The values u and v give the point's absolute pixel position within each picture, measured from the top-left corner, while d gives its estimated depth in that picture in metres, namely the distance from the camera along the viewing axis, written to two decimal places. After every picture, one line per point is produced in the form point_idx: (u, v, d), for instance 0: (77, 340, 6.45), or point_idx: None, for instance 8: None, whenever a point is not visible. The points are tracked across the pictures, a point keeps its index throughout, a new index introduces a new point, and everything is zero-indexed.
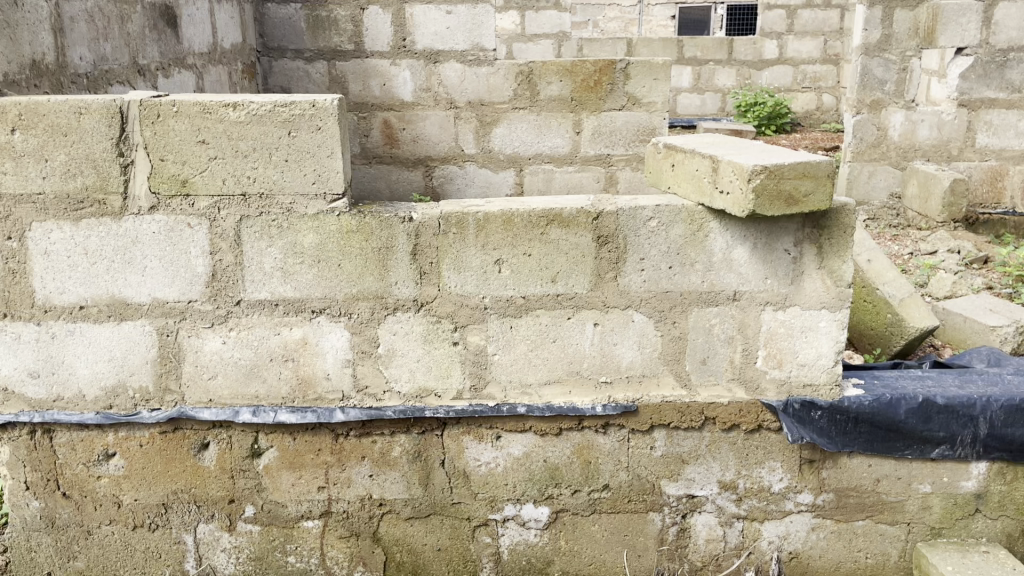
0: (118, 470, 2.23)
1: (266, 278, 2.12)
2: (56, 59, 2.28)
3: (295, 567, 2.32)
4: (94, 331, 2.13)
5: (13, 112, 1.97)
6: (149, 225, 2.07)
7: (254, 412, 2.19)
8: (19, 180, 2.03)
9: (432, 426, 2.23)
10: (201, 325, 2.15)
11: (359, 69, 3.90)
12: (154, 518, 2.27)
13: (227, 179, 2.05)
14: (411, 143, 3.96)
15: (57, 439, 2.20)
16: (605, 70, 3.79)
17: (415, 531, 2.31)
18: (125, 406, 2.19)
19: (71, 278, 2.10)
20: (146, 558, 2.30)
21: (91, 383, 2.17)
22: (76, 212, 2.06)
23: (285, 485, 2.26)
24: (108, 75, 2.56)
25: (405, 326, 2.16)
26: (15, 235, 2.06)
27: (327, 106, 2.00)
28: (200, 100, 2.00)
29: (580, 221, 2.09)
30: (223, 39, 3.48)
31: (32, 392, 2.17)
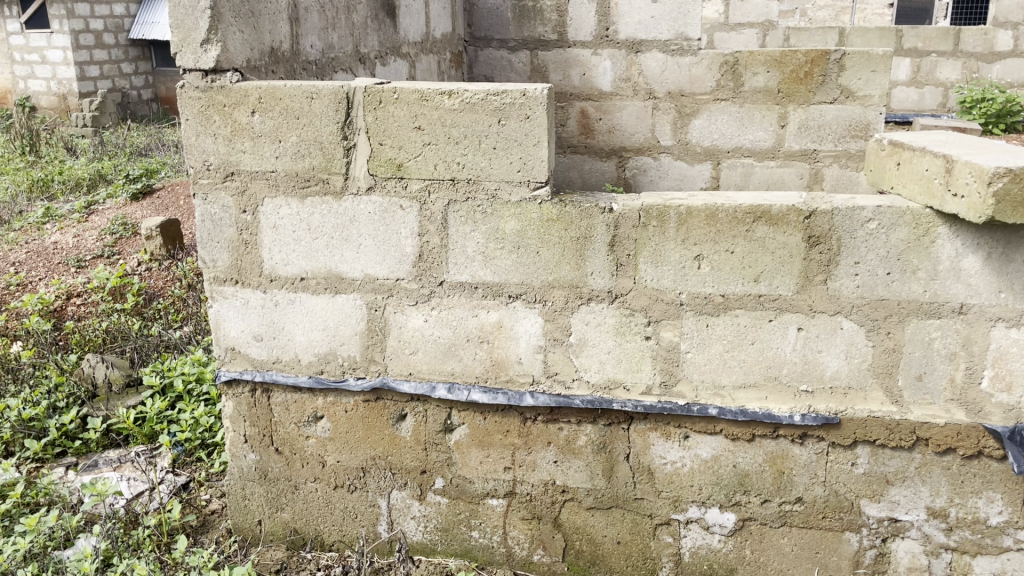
0: (324, 432, 2.40)
1: (467, 261, 2.19)
2: (291, 47, 2.47)
3: (477, 543, 2.39)
4: (311, 301, 2.30)
5: (254, 96, 2.16)
6: (366, 205, 2.20)
7: (449, 389, 2.27)
8: (256, 159, 2.22)
9: (619, 418, 2.21)
10: (406, 302, 2.25)
11: (561, 59, 3.94)
12: (353, 480, 2.42)
13: (438, 165, 2.13)
14: (606, 133, 3.95)
15: (273, 398, 2.40)
16: (818, 61, 3.61)
17: (596, 522, 2.31)
18: (334, 372, 2.34)
19: (294, 252, 2.27)
20: (344, 517, 2.45)
21: (306, 349, 2.34)
22: (303, 190, 2.22)
23: (473, 461, 2.33)
24: (334, 62, 2.73)
25: (599, 317, 2.16)
26: (249, 209, 2.25)
27: (538, 95, 2.03)
28: (419, 87, 2.09)
29: (791, 219, 1.99)
30: (435, 29, 3.62)
31: (255, 353, 2.37)
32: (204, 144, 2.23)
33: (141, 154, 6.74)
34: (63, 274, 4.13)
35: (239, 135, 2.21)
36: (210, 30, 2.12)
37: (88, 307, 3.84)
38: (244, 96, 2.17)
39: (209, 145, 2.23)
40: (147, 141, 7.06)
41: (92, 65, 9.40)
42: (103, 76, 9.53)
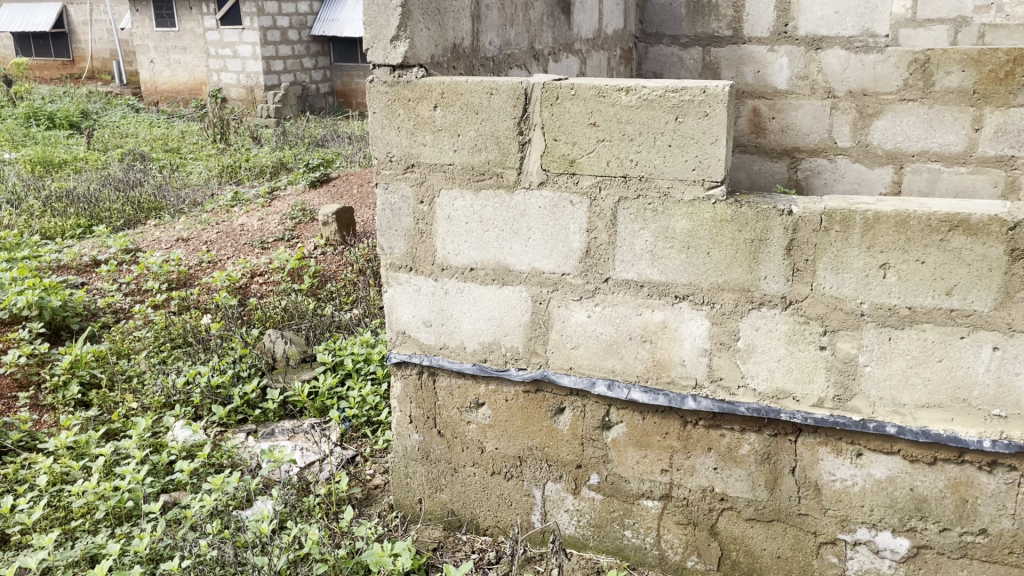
0: (485, 418, 2.45)
1: (635, 259, 2.17)
2: (472, 43, 2.54)
3: (630, 542, 2.38)
4: (479, 291, 2.36)
5: (437, 91, 2.24)
6: (537, 199, 2.23)
7: (609, 386, 2.27)
8: (435, 152, 2.30)
9: (787, 430, 2.14)
10: (570, 297, 2.27)
11: (735, 56, 3.81)
12: (510, 468, 2.46)
13: (611, 161, 2.13)
14: (779, 133, 3.81)
15: (439, 382, 2.48)
16: (1021, 60, 3.32)
17: (756, 533, 2.24)
18: (496, 362, 2.39)
19: (466, 243, 2.33)
20: (499, 504, 2.51)
21: (472, 337, 2.40)
22: (477, 183, 2.28)
23: (630, 461, 2.32)
24: (510, 59, 2.79)
25: (770, 323, 2.09)
26: (426, 199, 2.34)
27: (718, 92, 1.99)
28: (596, 84, 2.09)
29: (992, 230, 1.84)
30: (608, 25, 3.62)
31: (424, 337, 2.46)
32: (388, 136, 2.34)
33: (318, 144, 7.14)
34: (248, 254, 4.45)
35: (421, 128, 2.30)
36: (400, 27, 2.22)
37: (270, 286, 4.12)
38: (427, 91, 2.25)
39: (392, 137, 2.33)
40: (324, 133, 7.47)
41: (277, 60, 10.04)
42: (286, 70, 10.15)
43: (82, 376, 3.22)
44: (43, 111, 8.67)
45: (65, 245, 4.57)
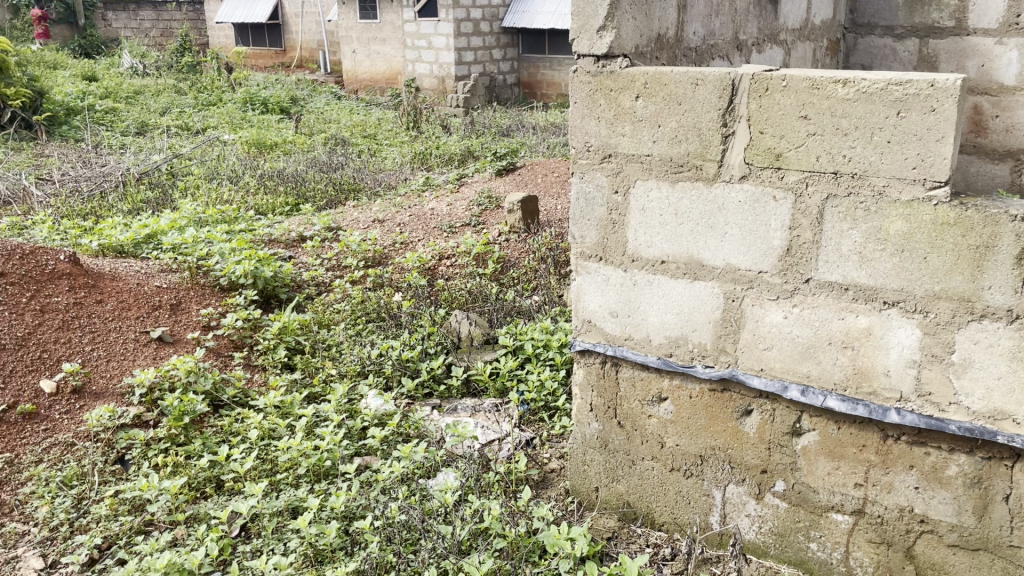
0: (668, 413, 2.43)
1: (841, 261, 2.07)
2: (676, 33, 2.50)
3: (815, 555, 2.29)
4: (669, 285, 2.32)
5: (641, 81, 2.22)
6: (737, 194, 2.16)
7: (803, 391, 2.18)
8: (634, 142, 2.29)
9: (1003, 454, 1.97)
10: (766, 296, 2.19)
11: (955, 48, 3.52)
12: (691, 466, 2.43)
13: (821, 156, 2.04)
14: (1003, 132, 3.48)
15: (622, 372, 2.48)
16: None
17: (958, 562, 2.08)
18: (683, 357, 2.35)
19: (658, 235, 2.31)
20: (677, 501, 2.48)
21: (658, 330, 2.37)
22: (675, 174, 2.24)
23: (820, 471, 2.22)
24: (713, 49, 2.73)
25: (991, 337, 1.92)
26: (621, 190, 2.34)
27: (949, 86, 1.84)
28: (810, 75, 2.01)
29: None
30: (816, 15, 3.46)
31: (609, 328, 2.46)
32: (588, 126, 2.35)
33: (504, 134, 7.32)
34: (437, 237, 4.65)
35: (621, 118, 2.29)
36: (607, 18, 2.23)
37: (456, 268, 4.28)
38: (630, 81, 2.24)
39: (592, 126, 2.35)
40: (510, 122, 7.65)
41: (469, 51, 10.37)
42: (476, 61, 10.47)
43: (288, 342, 3.49)
44: (259, 97, 9.44)
45: (275, 220, 4.96)
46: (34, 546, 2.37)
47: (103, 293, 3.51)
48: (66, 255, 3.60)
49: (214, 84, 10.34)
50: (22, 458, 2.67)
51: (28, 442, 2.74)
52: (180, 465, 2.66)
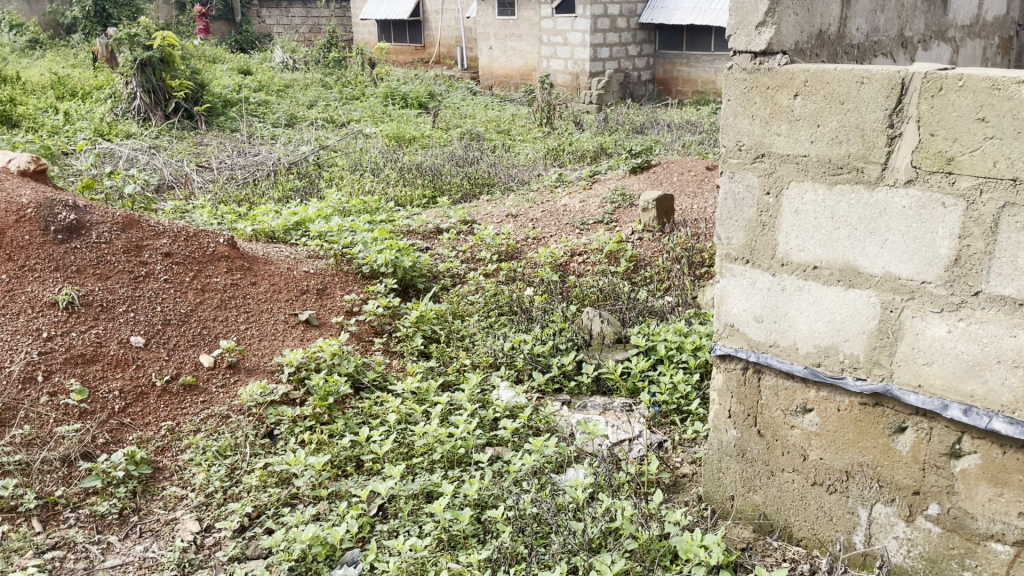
0: (812, 425, 2.34)
1: (1016, 274, 1.92)
2: (838, 30, 2.40)
3: None
4: (821, 291, 2.23)
5: (800, 79, 2.14)
6: (901, 198, 2.05)
7: (964, 411, 2.04)
8: (789, 142, 2.21)
9: None
10: (929, 308, 2.06)
11: None
12: (835, 482, 2.33)
13: (999, 161, 1.90)
14: None
15: (765, 380, 2.41)
16: None
17: None
18: (832, 368, 2.26)
19: (812, 239, 2.22)
20: (819, 516, 2.39)
21: (807, 338, 2.29)
22: (833, 176, 2.15)
23: (980, 497, 2.08)
24: (876, 46, 2.60)
25: None
26: (773, 191, 2.26)
27: None
28: (991, 74, 1.86)
29: None
30: (987, 10, 3.24)
31: (753, 333, 2.39)
32: (741, 124, 2.29)
33: (638, 131, 7.24)
34: (570, 234, 4.65)
35: (777, 117, 2.22)
36: (768, 13, 2.16)
37: (589, 265, 4.27)
38: (789, 78, 2.16)
39: (745, 125, 2.28)
40: (645, 119, 7.56)
41: (604, 47, 10.31)
42: (612, 57, 10.40)
43: (425, 330, 3.58)
44: (399, 92, 9.74)
45: (413, 212, 5.10)
46: (192, 510, 2.54)
47: (256, 276, 3.71)
48: (225, 239, 3.82)
49: (357, 78, 10.74)
50: (182, 427, 2.86)
51: (187, 412, 2.93)
52: (324, 443, 2.79)
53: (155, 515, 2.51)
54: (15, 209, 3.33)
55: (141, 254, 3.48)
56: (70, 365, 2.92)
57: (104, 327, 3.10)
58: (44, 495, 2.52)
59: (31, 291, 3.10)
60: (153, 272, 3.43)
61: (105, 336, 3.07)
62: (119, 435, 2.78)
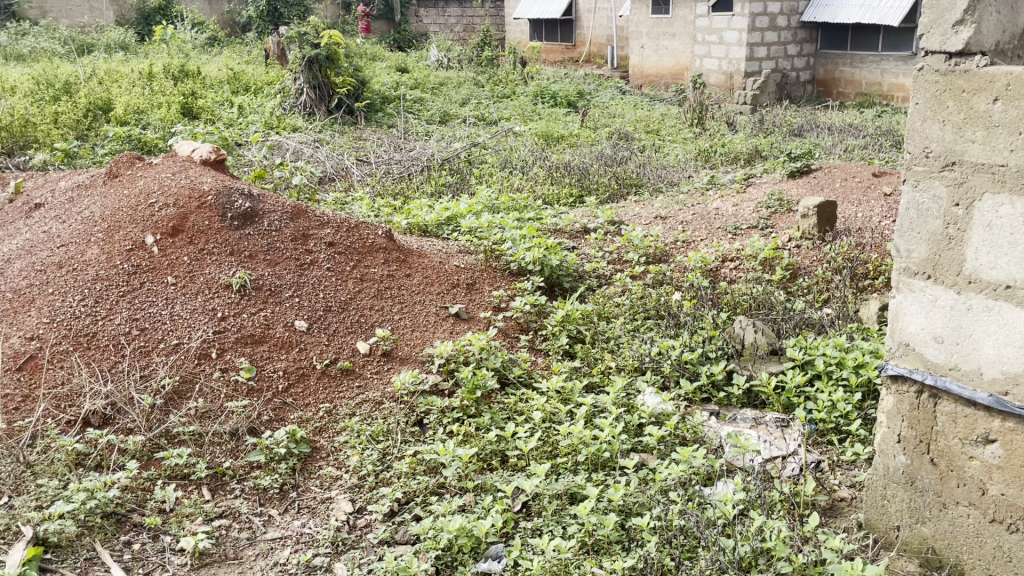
0: (994, 458, 2.15)
1: None
2: None
3: None
4: (1013, 313, 2.04)
5: (1001, 82, 1.97)
6: None
7: None
8: (985, 151, 2.04)
9: None
10: None
11: None
12: (1018, 521, 2.14)
13: None
14: None
15: (941, 406, 2.24)
16: None
17: None
18: (1021, 398, 2.06)
19: (1006, 256, 2.03)
20: (996, 555, 2.20)
21: (993, 363, 2.10)
22: None
23: None
24: None
25: None
26: (963, 203, 2.10)
27: None
28: None
29: None
30: None
31: (932, 354, 2.23)
32: (930, 130, 2.14)
33: (796, 134, 6.95)
34: (722, 238, 4.52)
35: (972, 123, 2.05)
36: (968, 11, 2.00)
37: (741, 272, 4.14)
38: (988, 81, 2.00)
39: (934, 131, 2.13)
40: (804, 122, 7.24)
41: (762, 46, 9.96)
42: (769, 57, 10.04)
43: (570, 330, 3.57)
44: (549, 91, 9.81)
45: (561, 211, 5.11)
46: (345, 490, 2.64)
47: (410, 268, 3.82)
48: (383, 231, 3.96)
49: (507, 77, 10.89)
50: (338, 410, 2.99)
51: (344, 395, 3.06)
52: (471, 436, 2.83)
53: (312, 493, 2.64)
54: (197, 195, 3.57)
55: (306, 242, 3.65)
56: (240, 344, 3.11)
57: (271, 310, 3.28)
58: (214, 465, 2.69)
59: (208, 273, 3.31)
60: (316, 260, 3.59)
61: (272, 319, 3.25)
62: (282, 413, 2.94)
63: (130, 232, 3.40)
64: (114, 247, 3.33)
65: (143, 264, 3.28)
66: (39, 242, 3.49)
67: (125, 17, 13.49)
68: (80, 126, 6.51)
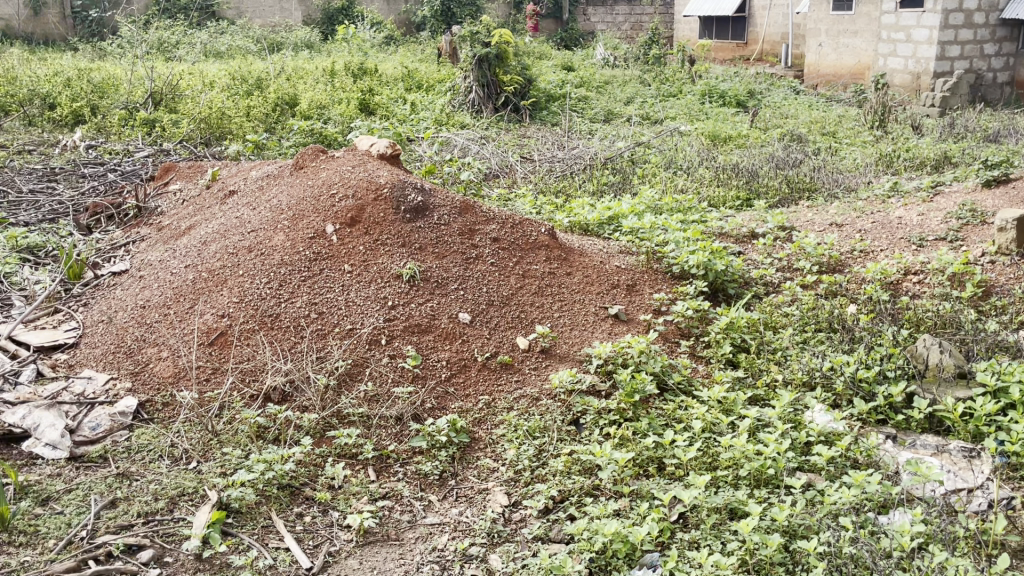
0: None
1: None
2: None
3: None
4: None
5: None
6: None
7: None
8: None
9: None
10: None
11: None
12: None
13: None
14: None
15: None
16: None
17: None
18: None
19: None
20: None
21: None
22: None
23: None
24: None
25: None
26: None
27: None
28: None
29: None
30: None
31: None
32: None
33: (992, 139, 6.41)
34: (904, 249, 4.24)
35: None
36: None
37: (925, 287, 3.85)
38: None
39: None
40: (1002, 126, 6.66)
41: (955, 44, 9.24)
42: (963, 57, 9.31)
43: (734, 338, 3.45)
44: (718, 90, 9.56)
45: (728, 214, 4.96)
46: (502, 483, 2.68)
47: (572, 267, 3.82)
48: (546, 229, 3.98)
49: (674, 76, 10.69)
50: (497, 403, 3.04)
51: (503, 389, 3.10)
52: (628, 440, 2.79)
53: (470, 483, 2.69)
54: (374, 187, 3.71)
55: (473, 237, 3.72)
56: (408, 333, 3.22)
57: (437, 302, 3.37)
58: (380, 447, 2.80)
59: (381, 263, 3.44)
60: (482, 255, 3.65)
61: (438, 310, 3.34)
62: (444, 402, 3.02)
63: (312, 221, 3.59)
64: (298, 234, 3.53)
65: (323, 252, 3.46)
66: (233, 227, 3.77)
67: (311, 16, 14.32)
68: (268, 119, 6.98)
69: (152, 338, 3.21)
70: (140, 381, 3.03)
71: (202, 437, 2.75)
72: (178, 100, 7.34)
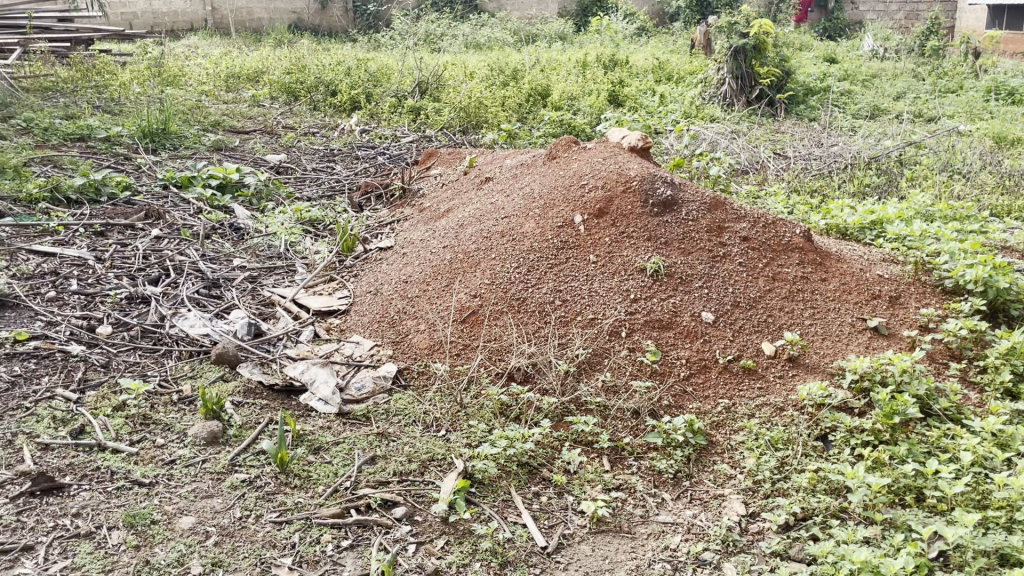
0: None
1: None
2: None
3: None
4: None
5: None
6: None
7: None
8: None
9: None
10: None
11: None
12: None
13: None
14: None
15: None
16: None
17: None
18: None
19: None
20: None
21: None
22: None
23: None
24: None
25: None
26: None
27: None
28: None
29: None
30: None
31: None
32: None
33: None
34: None
35: None
36: None
37: None
38: None
39: None
40: None
41: None
42: None
43: (1016, 365, 3.08)
44: (1007, 87, 8.54)
45: (1013, 226, 4.43)
46: (739, 491, 2.60)
47: (827, 273, 3.60)
48: (801, 231, 3.77)
49: (955, 69, 9.72)
50: (738, 408, 2.95)
51: (745, 395, 3.00)
52: (883, 464, 2.59)
53: (705, 487, 2.64)
54: (623, 180, 3.71)
55: (722, 234, 3.61)
56: (649, 327, 3.20)
57: (680, 299, 3.31)
58: (615, 438, 2.82)
59: (626, 255, 3.44)
60: (730, 254, 3.53)
61: (680, 307, 3.28)
62: (681, 401, 2.98)
63: (562, 211, 3.68)
64: (547, 223, 3.63)
65: (570, 241, 3.53)
66: (487, 212, 3.96)
67: (566, 8, 14.59)
68: (521, 109, 7.24)
69: (411, 311, 3.47)
70: (399, 350, 3.28)
71: (451, 408, 2.93)
72: (440, 89, 7.81)
